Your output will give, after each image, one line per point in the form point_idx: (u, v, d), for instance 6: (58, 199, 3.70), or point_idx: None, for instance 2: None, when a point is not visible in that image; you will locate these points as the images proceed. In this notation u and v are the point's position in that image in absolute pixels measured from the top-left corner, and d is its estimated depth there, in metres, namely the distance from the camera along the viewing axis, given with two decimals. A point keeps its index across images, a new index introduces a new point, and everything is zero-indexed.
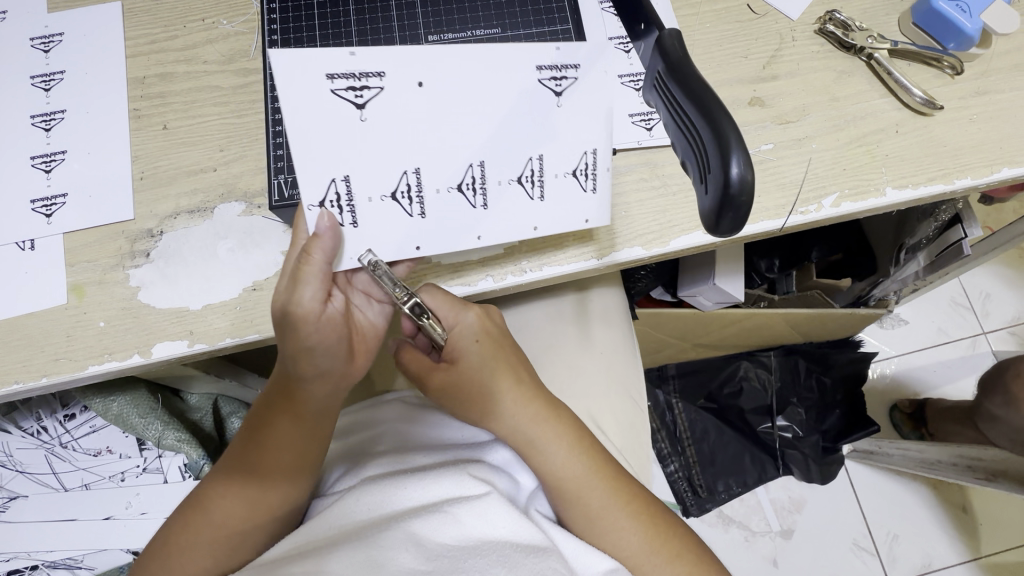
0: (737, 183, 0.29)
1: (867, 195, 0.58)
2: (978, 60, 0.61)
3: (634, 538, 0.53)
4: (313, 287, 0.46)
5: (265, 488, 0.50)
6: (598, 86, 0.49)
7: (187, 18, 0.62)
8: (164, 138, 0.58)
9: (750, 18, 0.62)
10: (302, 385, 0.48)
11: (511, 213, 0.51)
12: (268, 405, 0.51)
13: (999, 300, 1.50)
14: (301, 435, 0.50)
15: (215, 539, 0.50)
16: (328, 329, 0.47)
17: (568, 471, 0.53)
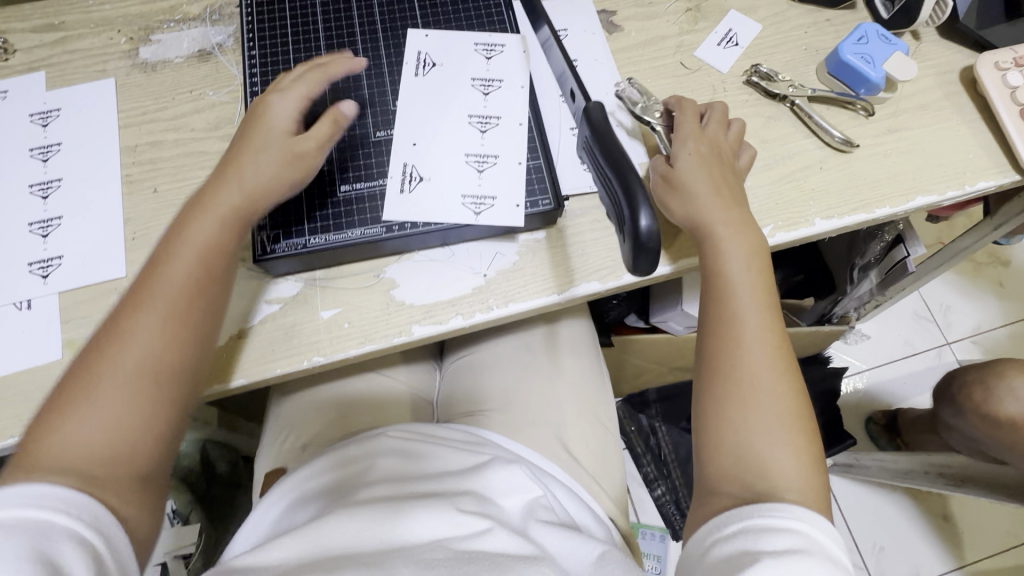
0: (645, 233, 0.34)
1: (799, 226, 0.64)
2: (887, 103, 0.69)
3: (735, 315, 0.54)
4: (285, 110, 0.58)
5: (139, 420, 0.45)
6: (452, 47, 0.67)
7: (177, 91, 0.68)
8: (154, 200, 0.63)
9: (685, 73, 0.70)
10: (180, 296, 0.49)
11: (512, 172, 0.61)
12: (113, 334, 0.47)
13: (959, 311, 1.57)
14: (173, 356, 0.48)
15: (92, 444, 0.43)
16: (209, 220, 0.53)
17: (738, 320, 0.54)
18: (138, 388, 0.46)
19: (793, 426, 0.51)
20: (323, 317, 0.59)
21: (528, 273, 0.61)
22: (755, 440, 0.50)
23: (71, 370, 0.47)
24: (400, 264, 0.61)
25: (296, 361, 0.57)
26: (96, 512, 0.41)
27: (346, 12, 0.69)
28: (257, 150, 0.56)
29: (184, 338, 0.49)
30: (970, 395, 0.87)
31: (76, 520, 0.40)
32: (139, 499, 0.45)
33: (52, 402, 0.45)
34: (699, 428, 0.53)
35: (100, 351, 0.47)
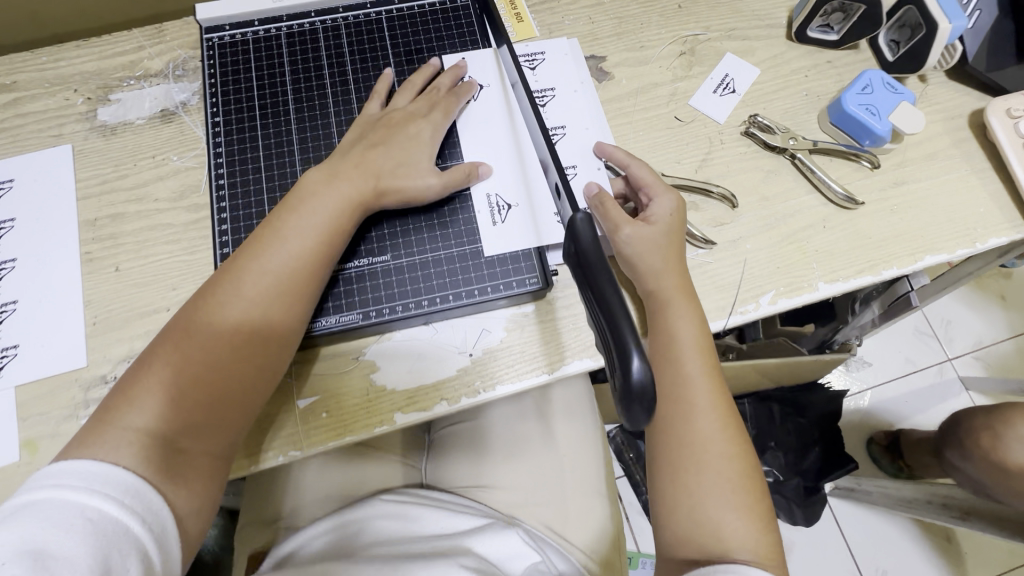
0: (637, 383, 0.30)
1: (802, 291, 0.60)
2: (892, 154, 0.65)
3: (688, 392, 0.50)
4: (427, 133, 0.59)
5: (214, 409, 0.49)
6: (493, 66, 0.66)
7: (138, 156, 0.63)
8: (116, 280, 0.59)
9: (680, 124, 0.66)
10: (281, 290, 0.51)
11: (541, 218, 0.59)
12: (214, 290, 0.51)
13: (960, 326, 1.54)
14: (263, 350, 0.51)
15: (178, 424, 0.48)
16: (329, 210, 0.54)
17: (691, 385, 0.50)
18: (227, 382, 0.49)
19: (747, 489, 0.48)
20: (299, 406, 0.55)
21: (516, 351, 0.57)
22: (706, 506, 0.47)
23: (172, 326, 0.51)
24: (381, 344, 0.57)
25: (269, 456, 0.53)
26: (161, 518, 0.44)
27: (315, 64, 0.65)
28: (388, 155, 0.57)
29: (273, 329, 0.51)
30: (977, 441, 0.86)
31: (146, 531, 0.43)
32: (200, 483, 0.48)
33: (154, 346, 0.50)
34: (652, 502, 0.51)
35: (198, 320, 0.50)
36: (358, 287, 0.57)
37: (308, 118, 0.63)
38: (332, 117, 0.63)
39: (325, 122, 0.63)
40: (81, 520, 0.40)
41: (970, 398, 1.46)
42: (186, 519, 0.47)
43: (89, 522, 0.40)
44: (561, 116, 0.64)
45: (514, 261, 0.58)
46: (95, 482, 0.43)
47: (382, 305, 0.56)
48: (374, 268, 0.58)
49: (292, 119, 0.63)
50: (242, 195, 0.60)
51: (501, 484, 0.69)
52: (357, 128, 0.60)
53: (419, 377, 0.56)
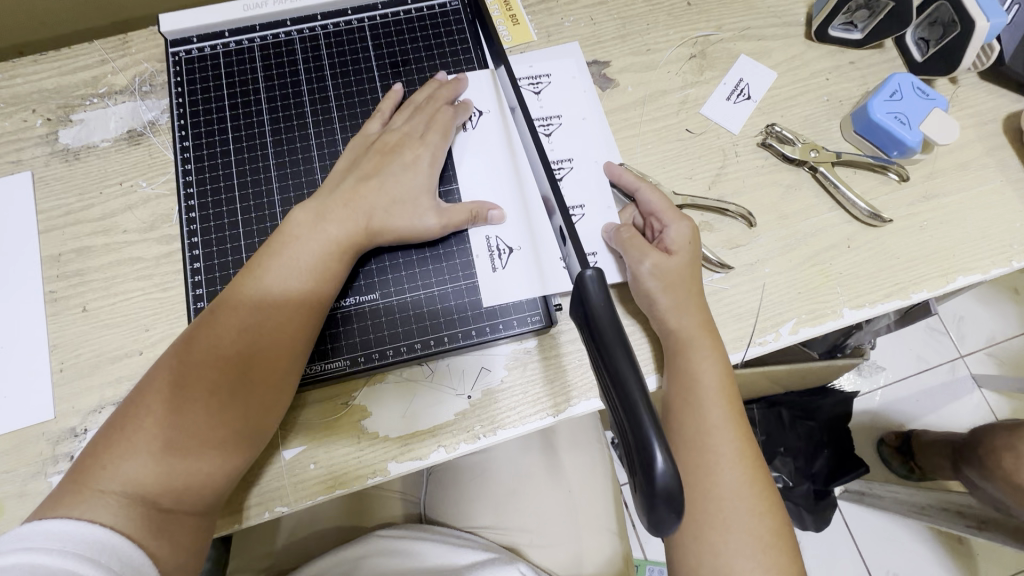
0: (662, 485, 0.26)
1: (825, 318, 0.56)
2: (921, 164, 0.60)
3: (710, 445, 0.46)
4: (424, 161, 0.54)
5: (204, 464, 0.43)
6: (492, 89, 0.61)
7: (104, 183, 0.58)
8: (84, 322, 0.54)
9: (690, 136, 0.61)
10: (279, 326, 0.47)
11: (545, 260, 0.54)
12: (204, 328, 0.46)
13: (973, 321, 1.37)
14: (260, 390, 0.46)
15: (162, 483, 0.42)
16: (319, 250, 0.49)
17: (715, 434, 0.46)
18: (220, 432, 0.44)
19: (777, 546, 0.45)
20: (285, 457, 0.51)
21: (518, 392, 0.53)
22: (733, 568, 0.43)
23: (156, 367, 0.45)
24: (372, 387, 0.53)
25: (254, 514, 0.50)
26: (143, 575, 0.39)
27: (292, 80, 0.60)
28: (381, 189, 0.52)
29: (270, 371, 0.46)
30: (999, 462, 0.83)
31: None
32: (188, 543, 0.43)
33: (135, 390, 0.45)
34: (671, 559, 0.46)
35: (186, 363, 0.44)
36: (344, 330, 0.52)
37: (286, 140, 0.58)
38: (312, 138, 0.58)
39: (304, 144, 0.58)
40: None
41: (985, 399, 1.32)
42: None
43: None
44: (568, 146, 0.59)
45: (514, 297, 0.54)
46: (69, 543, 0.38)
47: (369, 352, 0.52)
48: (362, 308, 0.53)
49: (269, 141, 0.58)
50: (215, 227, 0.55)
51: (505, 521, 0.66)
52: (353, 150, 0.56)
53: (415, 422, 0.52)
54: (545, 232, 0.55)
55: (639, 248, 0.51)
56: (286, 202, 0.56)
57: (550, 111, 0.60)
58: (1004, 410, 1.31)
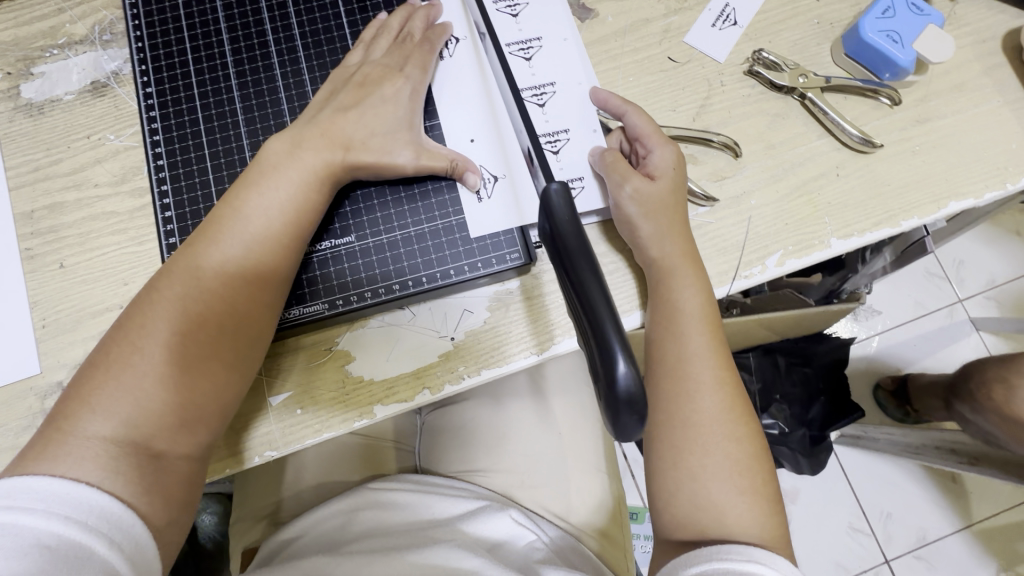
0: (623, 390, 0.27)
1: (812, 249, 0.55)
2: (915, 87, 0.58)
3: (689, 372, 0.46)
4: (403, 95, 0.52)
5: (196, 402, 0.44)
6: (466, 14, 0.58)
7: (71, 137, 0.57)
8: (61, 278, 0.54)
9: (673, 67, 0.59)
10: (252, 268, 0.46)
11: (529, 189, 0.54)
12: (174, 274, 0.45)
13: (973, 264, 1.36)
14: (240, 333, 0.46)
15: (153, 424, 0.42)
16: (298, 181, 0.48)
17: (695, 361, 0.46)
18: (209, 373, 0.45)
19: (754, 470, 0.45)
20: (272, 403, 0.51)
21: (500, 332, 0.53)
22: (710, 490, 0.44)
23: (131, 313, 0.45)
24: (356, 332, 0.53)
25: (245, 460, 0.50)
26: (133, 535, 0.40)
27: (253, 18, 0.58)
28: (358, 122, 0.51)
29: (254, 310, 0.46)
30: (990, 394, 0.83)
31: (115, 551, 0.38)
32: (179, 492, 0.43)
33: (112, 332, 0.45)
34: (650, 486, 0.47)
35: (168, 305, 0.44)
36: (321, 274, 0.52)
37: (251, 82, 0.56)
38: (278, 78, 0.56)
39: (270, 85, 0.56)
40: (39, 548, 0.36)
41: (981, 341, 1.32)
42: (166, 534, 0.42)
43: (48, 549, 0.36)
44: (549, 72, 0.57)
45: (492, 235, 0.53)
46: (52, 504, 0.38)
47: (347, 295, 0.52)
48: (339, 251, 0.52)
49: (234, 84, 0.56)
50: (184, 174, 0.54)
51: (497, 466, 0.67)
52: (331, 82, 0.54)
53: (398, 365, 0.52)
54: (523, 163, 0.54)
55: (623, 175, 0.49)
56: (254, 146, 0.55)
57: (529, 35, 0.58)
58: (1001, 350, 1.31)
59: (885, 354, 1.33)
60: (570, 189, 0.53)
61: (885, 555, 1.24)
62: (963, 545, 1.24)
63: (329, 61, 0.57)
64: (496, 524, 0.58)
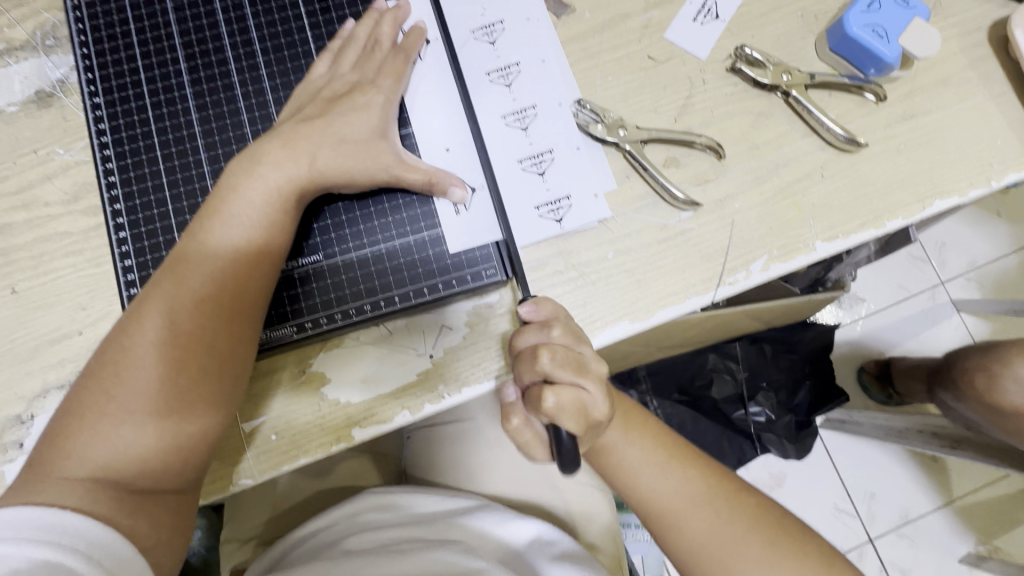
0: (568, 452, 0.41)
1: (797, 253, 0.54)
2: (900, 82, 0.56)
3: (640, 468, 0.49)
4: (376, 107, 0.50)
5: (176, 439, 0.42)
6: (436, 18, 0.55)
7: (17, 152, 0.53)
8: (14, 305, 0.51)
9: (653, 65, 0.56)
10: (228, 294, 0.44)
11: (511, 205, 0.53)
12: (148, 305, 0.43)
13: (956, 247, 1.36)
14: (218, 362, 0.44)
15: (131, 464, 0.41)
16: (261, 202, 0.46)
17: (638, 465, 0.49)
18: (188, 408, 0.42)
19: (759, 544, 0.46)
20: (245, 428, 0.49)
21: (480, 346, 0.51)
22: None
23: (109, 348, 0.43)
24: (330, 352, 0.51)
25: (221, 488, 0.49)
26: (113, 551, 0.38)
27: (207, 20, 0.54)
28: (326, 138, 0.48)
29: (233, 341, 0.44)
30: (972, 382, 0.83)
31: (91, 567, 0.37)
32: (171, 520, 0.43)
33: (85, 378, 0.43)
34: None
35: (143, 344, 0.42)
36: (292, 295, 0.50)
37: (207, 90, 0.53)
38: (236, 87, 0.53)
39: (228, 94, 0.53)
40: (9, 574, 0.35)
41: (963, 323, 1.33)
42: (157, 562, 0.41)
43: (18, 572, 0.35)
44: (530, 80, 0.55)
45: (468, 250, 0.51)
46: (24, 529, 0.37)
47: (317, 316, 0.50)
48: (308, 270, 0.50)
49: (189, 94, 0.53)
50: (138, 191, 0.52)
51: (485, 475, 0.66)
52: (295, 100, 0.51)
53: (377, 383, 0.51)
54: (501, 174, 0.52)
55: (556, 400, 0.41)
56: (212, 159, 0.52)
57: (505, 44, 0.55)
58: (982, 331, 1.32)
59: (868, 339, 1.34)
60: (557, 208, 0.53)
61: (870, 535, 1.27)
62: (944, 522, 1.27)
63: (292, 66, 0.54)
64: (492, 519, 0.58)
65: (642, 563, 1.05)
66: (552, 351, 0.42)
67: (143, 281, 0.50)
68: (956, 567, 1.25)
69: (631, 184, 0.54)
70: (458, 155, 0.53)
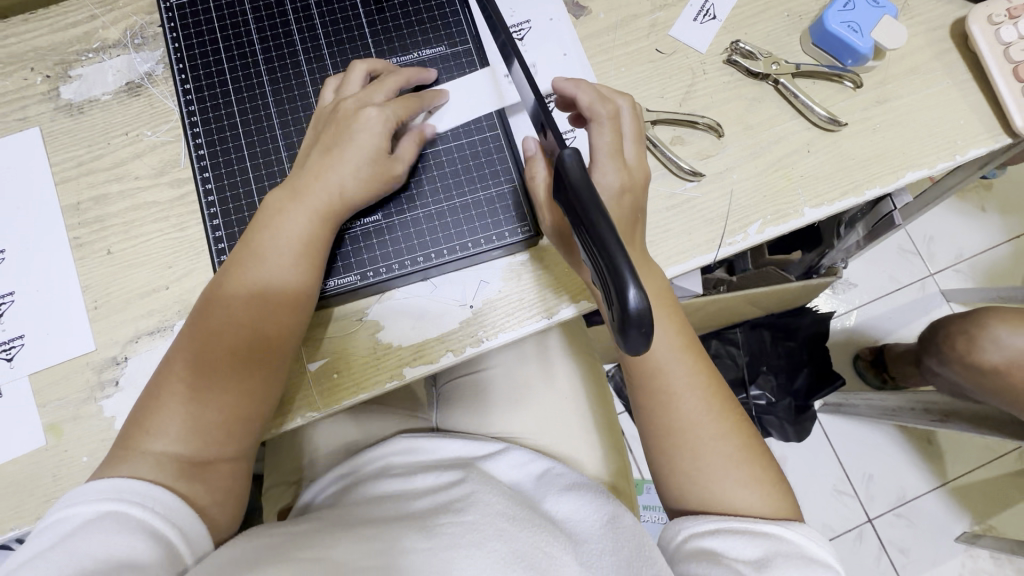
0: (634, 309, 0.33)
1: (788, 218, 0.62)
2: (874, 71, 0.65)
3: (669, 372, 0.54)
4: (375, 121, 0.54)
5: (236, 420, 0.50)
6: (471, 22, 0.64)
7: (111, 134, 0.61)
8: (110, 264, 0.58)
9: (660, 58, 0.65)
10: (277, 300, 0.52)
11: None
12: (210, 313, 0.51)
13: (943, 239, 1.45)
14: (269, 358, 0.51)
15: (198, 444, 0.49)
16: (305, 221, 0.53)
17: (664, 360, 0.54)
18: (247, 395, 0.50)
19: (746, 459, 0.53)
20: (309, 369, 0.57)
21: (513, 298, 0.59)
22: (706, 470, 0.53)
23: (179, 347, 0.51)
24: (382, 305, 0.59)
25: (289, 421, 0.56)
26: (163, 501, 0.46)
27: (280, 18, 0.63)
28: (341, 162, 0.53)
29: (281, 340, 0.52)
30: (954, 348, 0.91)
31: (147, 512, 0.45)
32: (227, 486, 0.50)
33: (163, 369, 0.51)
34: (663, 485, 0.56)
35: (209, 342, 0.50)
36: (352, 249, 0.58)
37: (282, 77, 0.62)
38: (306, 75, 0.62)
39: (298, 81, 0.62)
40: (82, 524, 0.43)
41: (952, 310, 1.41)
42: (216, 517, 0.49)
43: (88, 521, 0.43)
44: (555, 70, 0.64)
45: (504, 212, 0.60)
46: (90, 494, 0.44)
47: (377, 267, 0.58)
48: (367, 229, 0.58)
49: (265, 80, 0.62)
50: (223, 162, 0.60)
51: (512, 428, 0.73)
52: (316, 126, 0.57)
53: (425, 329, 0.58)
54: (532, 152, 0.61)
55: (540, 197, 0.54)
56: (287, 137, 0.60)
57: (532, 42, 0.64)
58: None
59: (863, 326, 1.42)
60: None
61: (868, 514, 1.33)
62: (939, 501, 1.33)
63: (352, 58, 0.63)
64: (513, 458, 0.67)
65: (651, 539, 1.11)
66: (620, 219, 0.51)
67: (231, 239, 0.58)
68: (953, 544, 1.31)
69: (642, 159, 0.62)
70: (490, 135, 0.61)
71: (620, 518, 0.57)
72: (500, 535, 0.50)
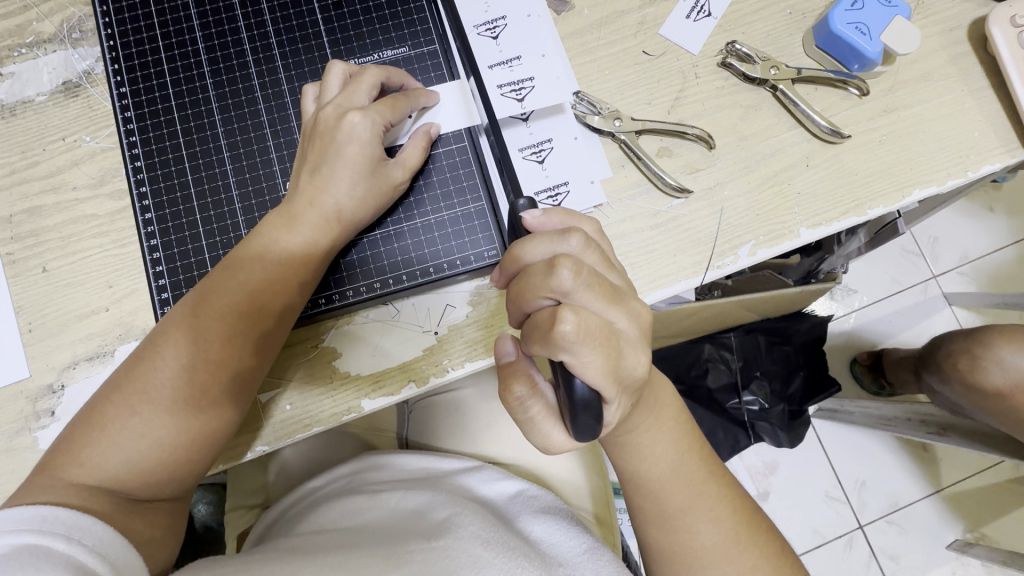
0: (580, 396, 0.34)
1: (782, 239, 0.57)
2: (883, 77, 0.59)
3: (672, 486, 0.47)
4: (365, 131, 0.48)
5: (188, 452, 0.45)
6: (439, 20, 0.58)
7: (46, 139, 0.56)
8: (45, 283, 0.54)
9: (648, 60, 0.59)
10: (244, 326, 0.47)
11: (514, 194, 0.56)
12: (168, 334, 0.46)
13: (948, 241, 1.39)
14: (231, 388, 0.47)
15: (139, 476, 0.44)
16: (299, 242, 0.48)
17: (668, 472, 0.47)
18: (203, 427, 0.46)
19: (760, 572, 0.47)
20: (262, 398, 0.53)
21: (481, 325, 0.54)
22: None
23: (130, 365, 0.46)
24: (339, 330, 0.54)
25: (239, 454, 0.52)
26: (94, 533, 0.39)
27: (227, 15, 0.58)
28: (334, 182, 0.48)
29: (248, 370, 0.48)
30: (955, 366, 0.87)
31: (75, 545, 0.37)
32: (164, 523, 0.45)
33: (111, 387, 0.46)
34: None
35: (164, 364, 0.45)
36: None
37: (227, 81, 0.57)
38: (254, 79, 0.57)
39: (245, 85, 0.57)
40: None
41: (954, 315, 1.36)
42: (150, 555, 0.43)
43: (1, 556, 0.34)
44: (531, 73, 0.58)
45: (471, 233, 0.55)
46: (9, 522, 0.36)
47: (329, 293, 0.53)
48: None
49: (209, 85, 0.57)
50: (162, 176, 0.55)
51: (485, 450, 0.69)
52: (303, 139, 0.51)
53: (388, 355, 0.54)
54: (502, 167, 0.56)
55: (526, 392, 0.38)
56: (233, 147, 0.56)
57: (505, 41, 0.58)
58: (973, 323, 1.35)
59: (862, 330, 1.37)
60: (557, 194, 0.56)
61: (860, 521, 1.30)
62: (933, 509, 1.31)
63: (306, 60, 0.57)
64: (489, 476, 0.63)
65: (635, 548, 1.08)
66: (575, 265, 0.35)
67: (169, 259, 0.54)
68: (945, 553, 1.28)
69: (625, 173, 0.57)
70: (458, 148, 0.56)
71: (599, 551, 0.53)
72: (475, 563, 0.45)
